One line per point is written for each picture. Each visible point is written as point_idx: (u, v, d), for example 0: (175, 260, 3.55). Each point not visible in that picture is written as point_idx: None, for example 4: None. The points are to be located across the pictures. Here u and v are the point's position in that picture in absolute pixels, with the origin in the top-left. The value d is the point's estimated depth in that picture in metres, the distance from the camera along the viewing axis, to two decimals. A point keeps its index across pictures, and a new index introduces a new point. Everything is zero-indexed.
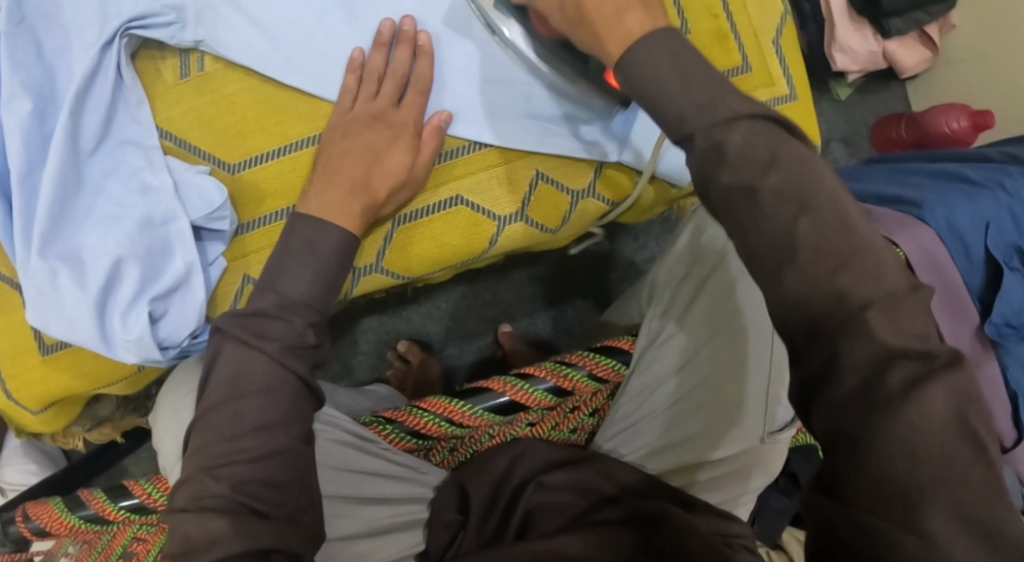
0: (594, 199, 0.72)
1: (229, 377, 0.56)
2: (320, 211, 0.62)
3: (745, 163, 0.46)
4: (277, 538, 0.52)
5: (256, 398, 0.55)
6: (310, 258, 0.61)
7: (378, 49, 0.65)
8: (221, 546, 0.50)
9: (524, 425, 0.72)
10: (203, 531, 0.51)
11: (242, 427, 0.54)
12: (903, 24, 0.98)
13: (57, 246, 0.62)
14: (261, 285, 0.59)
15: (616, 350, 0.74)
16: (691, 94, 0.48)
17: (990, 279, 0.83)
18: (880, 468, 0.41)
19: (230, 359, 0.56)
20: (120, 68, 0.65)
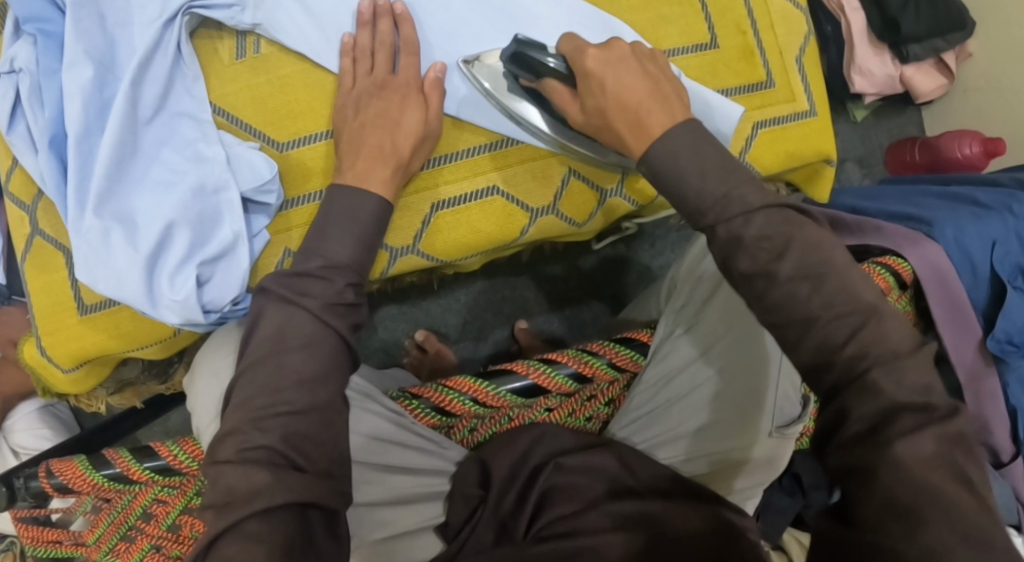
0: (620, 199, 0.75)
1: (272, 334, 0.60)
2: (356, 180, 0.65)
3: (761, 248, 0.51)
4: (314, 491, 0.57)
5: (299, 353, 0.59)
6: (350, 226, 0.64)
7: (407, 40, 0.69)
8: (264, 496, 0.54)
9: (543, 410, 0.73)
10: (243, 479, 0.55)
11: (285, 382, 0.58)
12: (921, 50, 1.02)
13: (111, 206, 0.66)
14: (307, 252, 0.63)
15: (636, 342, 0.76)
16: (709, 188, 0.53)
17: (994, 296, 0.86)
18: (884, 491, 0.46)
19: (273, 316, 0.61)
20: (180, 45, 0.68)
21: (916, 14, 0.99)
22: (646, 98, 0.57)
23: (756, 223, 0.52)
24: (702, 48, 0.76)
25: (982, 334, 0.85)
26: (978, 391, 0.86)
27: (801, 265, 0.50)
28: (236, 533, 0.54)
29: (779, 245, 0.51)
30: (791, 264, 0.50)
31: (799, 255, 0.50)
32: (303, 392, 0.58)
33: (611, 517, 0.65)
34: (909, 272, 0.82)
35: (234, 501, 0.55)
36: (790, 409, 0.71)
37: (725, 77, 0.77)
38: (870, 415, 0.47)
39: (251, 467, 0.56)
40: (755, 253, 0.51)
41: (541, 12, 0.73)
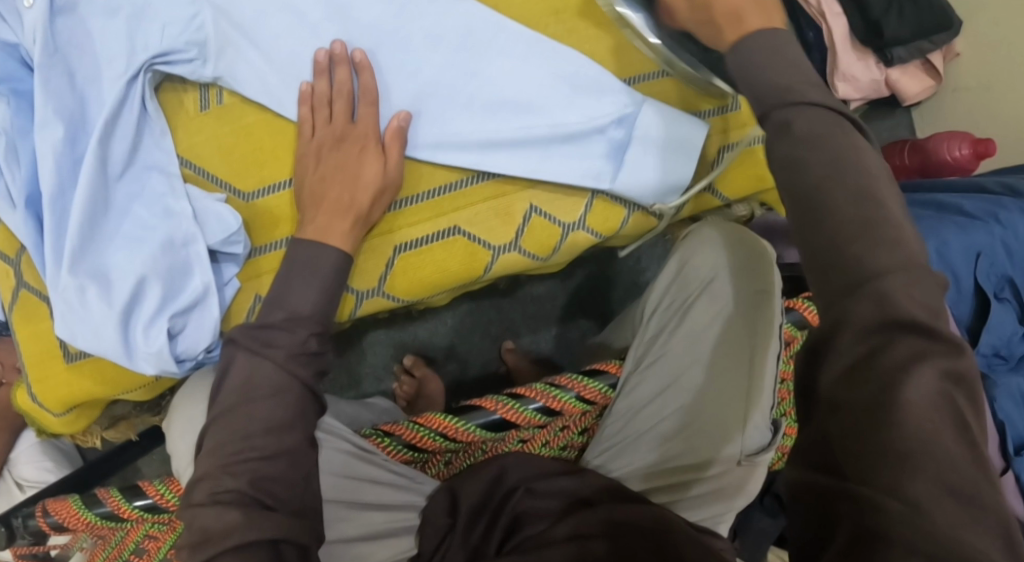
0: (584, 231, 0.72)
1: (241, 383, 0.62)
2: (318, 234, 0.67)
3: (805, 142, 0.52)
4: (288, 528, 0.58)
5: (267, 400, 0.61)
6: (313, 277, 0.66)
7: (366, 87, 0.69)
8: (239, 533, 0.56)
9: (517, 442, 0.76)
10: (218, 519, 0.57)
11: (256, 426, 0.60)
12: (906, 52, 1.01)
13: (86, 263, 0.67)
14: (271, 303, 0.65)
15: (604, 375, 0.75)
16: (775, 79, 0.55)
17: (980, 309, 0.86)
18: (876, 437, 0.46)
19: (241, 367, 0.63)
20: (145, 101, 0.70)
21: (898, 15, 0.98)
22: None
23: (804, 119, 0.53)
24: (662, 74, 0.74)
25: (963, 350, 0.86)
26: None
27: (836, 161, 0.51)
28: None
29: (819, 139, 0.52)
30: (825, 155, 0.52)
31: (833, 156, 0.52)
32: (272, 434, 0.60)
33: (574, 529, 0.67)
34: None
35: (210, 541, 0.57)
36: (759, 438, 0.70)
37: (688, 104, 0.75)
38: (862, 404, 0.47)
39: (225, 507, 0.58)
40: (799, 145, 0.52)
41: (501, 46, 0.72)
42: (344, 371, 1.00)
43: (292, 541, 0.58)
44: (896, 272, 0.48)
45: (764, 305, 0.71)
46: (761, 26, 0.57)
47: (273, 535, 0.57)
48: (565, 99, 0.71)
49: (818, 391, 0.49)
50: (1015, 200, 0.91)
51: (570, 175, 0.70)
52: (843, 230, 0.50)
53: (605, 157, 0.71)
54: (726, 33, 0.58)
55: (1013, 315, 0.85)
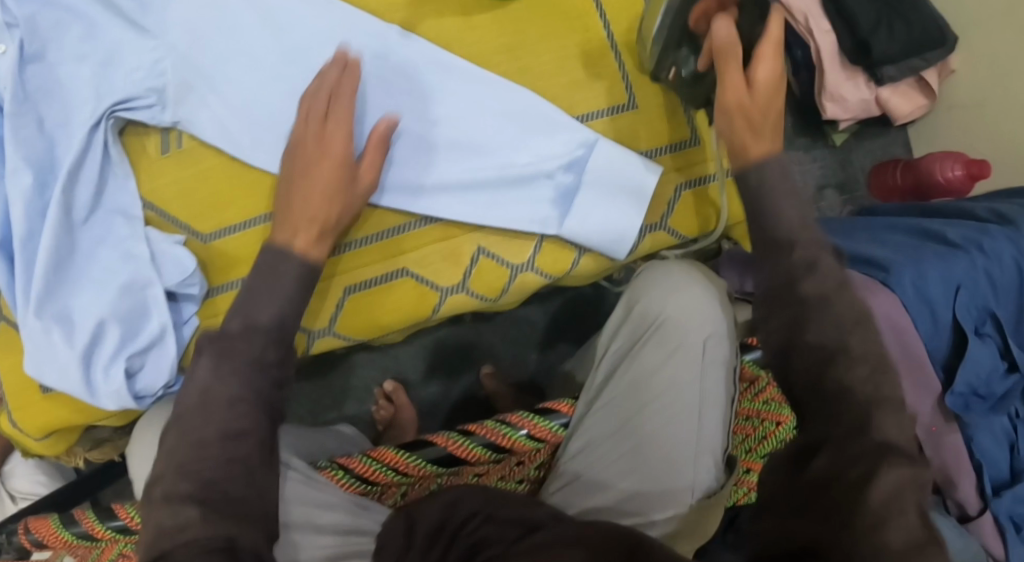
0: (533, 272, 0.72)
1: (198, 395, 0.57)
2: (285, 238, 0.65)
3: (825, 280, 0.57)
4: (236, 526, 0.53)
5: (227, 407, 0.57)
6: (278, 284, 0.64)
7: (343, 90, 0.68)
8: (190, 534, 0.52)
9: (473, 476, 0.76)
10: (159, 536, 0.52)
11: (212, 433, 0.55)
12: (895, 71, 0.97)
13: (51, 306, 0.70)
14: (232, 310, 0.62)
15: (556, 414, 0.75)
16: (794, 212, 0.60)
17: (957, 344, 0.83)
18: (857, 495, 0.49)
19: (200, 380, 0.58)
20: (108, 145, 0.72)
21: (887, 33, 0.95)
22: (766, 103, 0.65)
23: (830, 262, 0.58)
24: (620, 110, 0.74)
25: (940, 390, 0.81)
26: (941, 448, 0.82)
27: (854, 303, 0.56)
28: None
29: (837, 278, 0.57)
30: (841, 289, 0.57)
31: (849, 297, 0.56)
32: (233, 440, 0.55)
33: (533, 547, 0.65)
34: None
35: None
36: (710, 480, 0.71)
37: (645, 141, 0.74)
38: (852, 468, 0.50)
39: (179, 507, 0.53)
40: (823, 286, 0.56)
41: (450, 86, 0.72)
42: (324, 392, 1.02)
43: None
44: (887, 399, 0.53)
45: (714, 350, 0.73)
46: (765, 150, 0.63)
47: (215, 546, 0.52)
48: (517, 134, 0.72)
49: (812, 464, 0.52)
50: (1002, 228, 0.87)
51: (516, 221, 0.71)
52: (854, 348, 0.55)
53: (552, 202, 0.72)
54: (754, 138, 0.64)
55: (991, 351, 0.82)
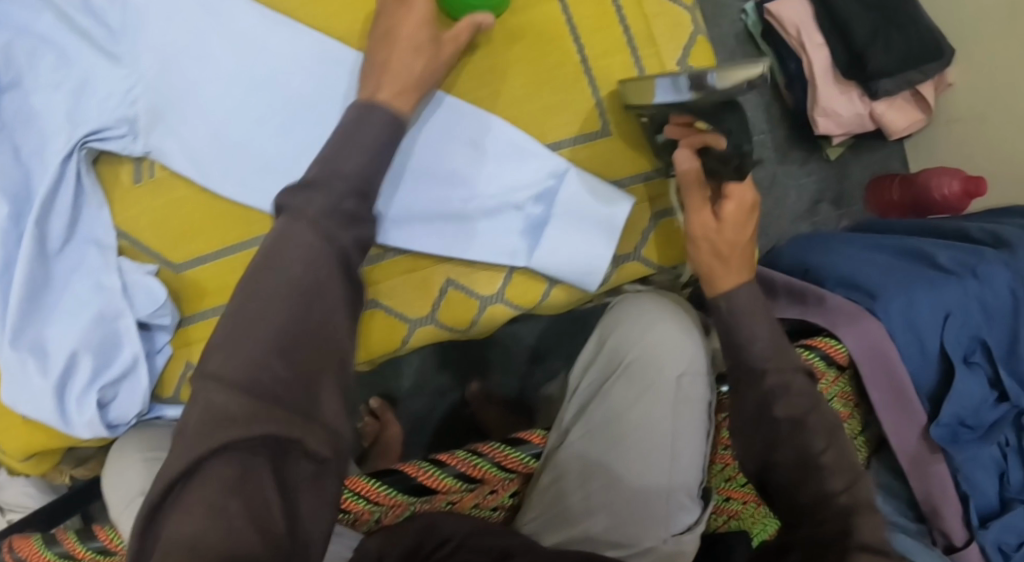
0: (502, 304, 0.72)
1: (274, 242, 0.54)
2: (372, 95, 0.61)
3: (800, 401, 0.66)
4: (299, 428, 0.50)
5: (297, 268, 0.53)
6: (366, 146, 0.58)
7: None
8: (247, 424, 0.49)
9: (445, 504, 0.73)
10: (205, 417, 0.49)
11: (266, 312, 0.52)
12: (893, 85, 0.94)
13: (26, 337, 0.70)
14: (316, 158, 0.57)
15: (525, 444, 0.75)
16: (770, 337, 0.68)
17: (945, 374, 0.81)
18: None
19: (276, 231, 0.54)
20: (80, 175, 0.73)
21: (883, 47, 0.92)
22: (736, 238, 0.70)
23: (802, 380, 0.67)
24: (591, 138, 0.73)
25: (926, 421, 0.80)
26: (927, 478, 0.81)
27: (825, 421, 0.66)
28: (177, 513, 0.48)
29: (810, 403, 0.66)
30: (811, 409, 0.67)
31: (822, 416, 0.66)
32: (290, 317, 0.52)
33: None
34: (845, 354, 0.79)
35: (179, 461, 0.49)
36: (684, 516, 0.71)
37: (612, 171, 0.73)
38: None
39: (231, 397, 0.50)
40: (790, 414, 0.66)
41: None
42: None
43: (293, 464, 0.51)
44: (852, 491, 0.64)
45: (689, 388, 0.73)
46: (738, 283, 0.69)
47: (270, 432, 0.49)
48: (487, 163, 0.70)
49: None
50: (997, 251, 0.85)
51: (484, 255, 0.71)
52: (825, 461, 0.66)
53: (521, 234, 0.71)
54: (727, 273, 0.70)
55: (979, 380, 0.80)
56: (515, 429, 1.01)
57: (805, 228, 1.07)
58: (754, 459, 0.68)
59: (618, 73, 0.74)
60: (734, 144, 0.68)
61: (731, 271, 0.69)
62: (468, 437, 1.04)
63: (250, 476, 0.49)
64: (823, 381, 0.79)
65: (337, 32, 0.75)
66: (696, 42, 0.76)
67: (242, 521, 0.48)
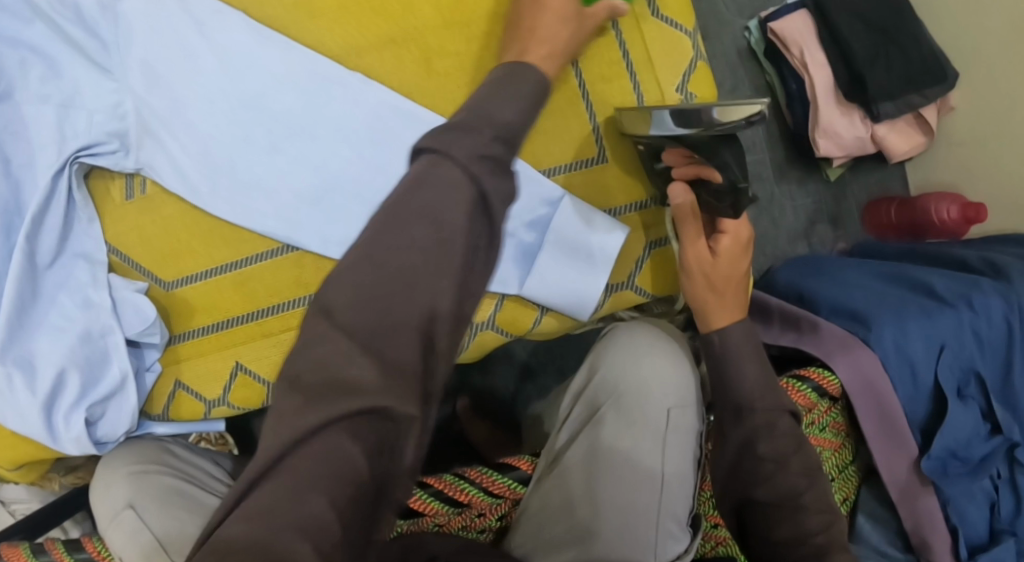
0: (493, 330, 0.71)
1: (409, 184, 0.51)
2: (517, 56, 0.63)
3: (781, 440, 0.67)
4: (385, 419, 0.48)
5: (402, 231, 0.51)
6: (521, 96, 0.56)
7: None
8: (369, 396, 0.47)
9: (433, 526, 0.73)
10: (320, 373, 0.48)
11: (401, 262, 0.50)
12: (894, 109, 0.92)
13: (14, 353, 0.70)
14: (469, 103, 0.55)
15: (509, 467, 0.75)
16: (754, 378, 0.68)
17: (937, 406, 0.80)
18: None
19: (414, 171, 0.52)
20: (71, 190, 0.72)
21: (884, 68, 0.91)
22: (729, 272, 0.70)
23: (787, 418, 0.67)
24: (588, 164, 0.72)
25: (915, 453, 0.80)
26: (914, 510, 0.80)
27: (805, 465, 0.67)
28: (276, 474, 0.47)
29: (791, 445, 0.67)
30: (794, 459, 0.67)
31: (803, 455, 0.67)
32: (427, 262, 0.50)
33: None
34: (837, 386, 0.79)
35: (296, 419, 0.47)
36: (672, 545, 0.71)
37: (607, 199, 0.73)
38: None
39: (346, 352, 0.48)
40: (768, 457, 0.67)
41: None
42: None
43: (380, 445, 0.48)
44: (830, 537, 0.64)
45: (678, 418, 0.73)
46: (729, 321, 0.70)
47: (394, 409, 0.48)
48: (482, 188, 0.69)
49: None
50: (993, 281, 0.84)
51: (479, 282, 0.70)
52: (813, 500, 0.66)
53: (513, 262, 0.71)
54: (719, 308, 0.70)
55: (973, 414, 0.79)
56: (503, 448, 0.98)
57: (801, 248, 1.06)
58: (735, 493, 0.68)
59: (615, 99, 0.73)
60: (730, 180, 0.66)
61: (721, 305, 0.70)
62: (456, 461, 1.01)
63: (353, 453, 0.47)
64: (814, 412, 0.79)
65: (331, 48, 0.73)
66: (697, 68, 0.75)
67: (323, 502, 0.47)
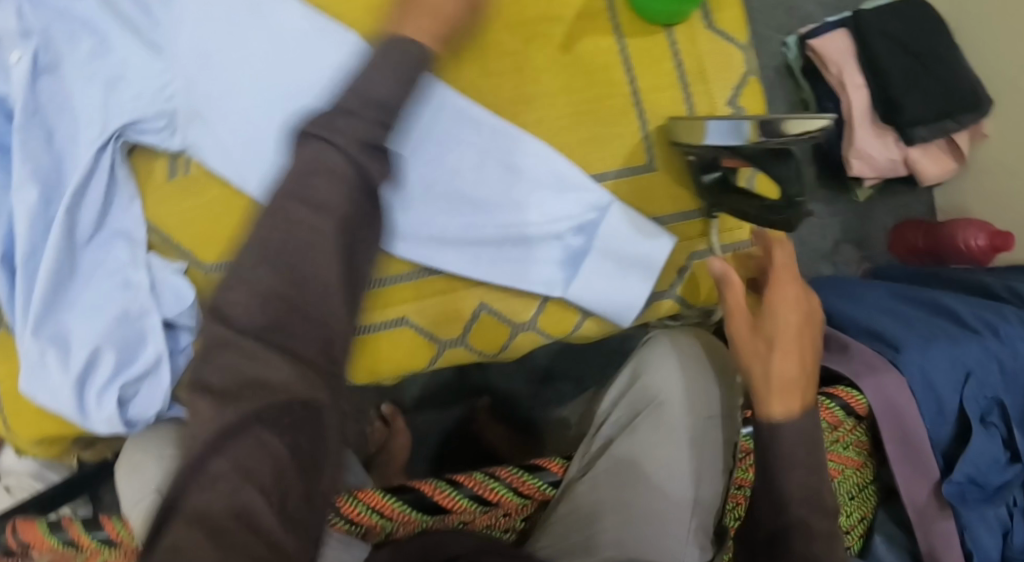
0: (534, 332, 0.72)
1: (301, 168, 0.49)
2: (413, 34, 0.57)
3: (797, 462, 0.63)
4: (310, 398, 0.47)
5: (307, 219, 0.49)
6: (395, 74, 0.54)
7: None
8: (285, 390, 0.46)
9: (458, 523, 0.74)
10: (229, 375, 0.46)
11: (300, 247, 0.48)
12: (928, 132, 0.93)
13: (47, 327, 0.69)
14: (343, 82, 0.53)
15: (543, 471, 0.77)
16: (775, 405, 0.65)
17: (960, 432, 0.82)
18: None
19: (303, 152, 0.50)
20: (114, 167, 0.72)
21: (920, 96, 0.92)
22: (781, 340, 0.64)
23: None
24: (637, 172, 0.74)
25: (937, 476, 0.80)
26: (931, 533, 0.80)
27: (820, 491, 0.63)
28: (201, 480, 0.45)
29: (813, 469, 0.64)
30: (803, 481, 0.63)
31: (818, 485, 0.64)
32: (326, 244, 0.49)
33: None
34: (865, 406, 0.80)
35: (211, 419, 0.45)
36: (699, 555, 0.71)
37: (657, 207, 0.74)
38: None
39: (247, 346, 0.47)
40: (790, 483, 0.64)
41: None
42: None
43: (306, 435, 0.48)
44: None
45: (712, 431, 0.76)
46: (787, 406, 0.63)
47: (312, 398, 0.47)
48: (533, 187, 0.71)
49: None
50: (1017, 310, 0.87)
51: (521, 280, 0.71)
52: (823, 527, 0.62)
53: (559, 266, 0.72)
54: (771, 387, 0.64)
55: (994, 442, 0.80)
56: (521, 450, 1.02)
57: (825, 268, 1.07)
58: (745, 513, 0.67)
59: (666, 108, 0.75)
60: (789, 194, 0.67)
61: (773, 383, 0.64)
62: (472, 461, 1.02)
63: (276, 447, 0.46)
64: (840, 429, 0.79)
65: None
66: (748, 84, 0.77)
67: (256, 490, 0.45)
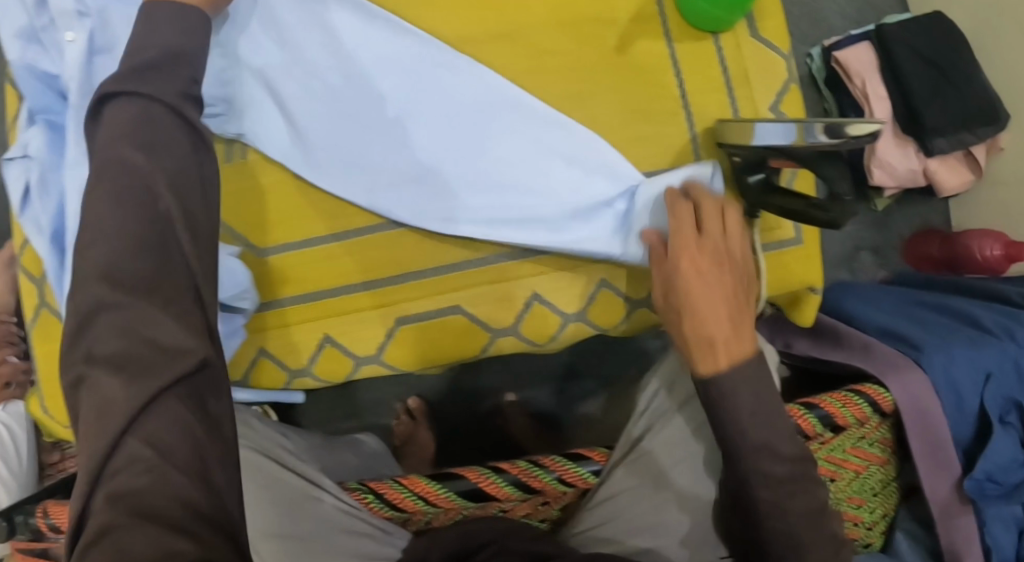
0: (584, 323, 0.77)
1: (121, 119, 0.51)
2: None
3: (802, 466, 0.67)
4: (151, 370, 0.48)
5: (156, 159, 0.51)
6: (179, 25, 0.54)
7: None
8: (179, 360, 0.49)
9: (498, 511, 0.76)
10: (116, 341, 0.48)
11: (164, 195, 0.51)
12: (948, 144, 0.96)
13: None
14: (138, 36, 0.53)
15: (586, 460, 0.77)
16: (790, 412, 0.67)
17: (981, 431, 0.84)
18: None
19: (118, 108, 0.52)
20: None
21: (940, 105, 0.96)
22: (716, 290, 0.66)
23: None
24: None
25: (960, 473, 0.84)
26: (952, 528, 0.83)
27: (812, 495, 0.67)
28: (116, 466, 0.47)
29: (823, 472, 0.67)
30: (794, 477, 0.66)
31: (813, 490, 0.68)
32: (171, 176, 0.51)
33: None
34: (891, 402, 0.82)
35: (124, 401, 0.47)
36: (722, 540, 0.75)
37: None
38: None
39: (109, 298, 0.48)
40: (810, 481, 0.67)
41: (518, 130, 0.73)
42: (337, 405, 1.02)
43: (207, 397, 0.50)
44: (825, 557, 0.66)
45: None
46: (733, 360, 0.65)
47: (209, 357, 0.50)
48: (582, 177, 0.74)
49: None
50: None
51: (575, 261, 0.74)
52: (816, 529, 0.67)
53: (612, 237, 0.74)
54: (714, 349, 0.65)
55: (1016, 443, 0.82)
56: (544, 442, 1.04)
57: (843, 274, 1.11)
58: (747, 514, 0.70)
59: (712, 111, 0.77)
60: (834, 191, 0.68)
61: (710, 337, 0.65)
62: (497, 452, 1.04)
63: (185, 417, 0.49)
64: (866, 426, 0.81)
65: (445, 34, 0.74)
66: (789, 91, 0.79)
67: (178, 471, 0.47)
